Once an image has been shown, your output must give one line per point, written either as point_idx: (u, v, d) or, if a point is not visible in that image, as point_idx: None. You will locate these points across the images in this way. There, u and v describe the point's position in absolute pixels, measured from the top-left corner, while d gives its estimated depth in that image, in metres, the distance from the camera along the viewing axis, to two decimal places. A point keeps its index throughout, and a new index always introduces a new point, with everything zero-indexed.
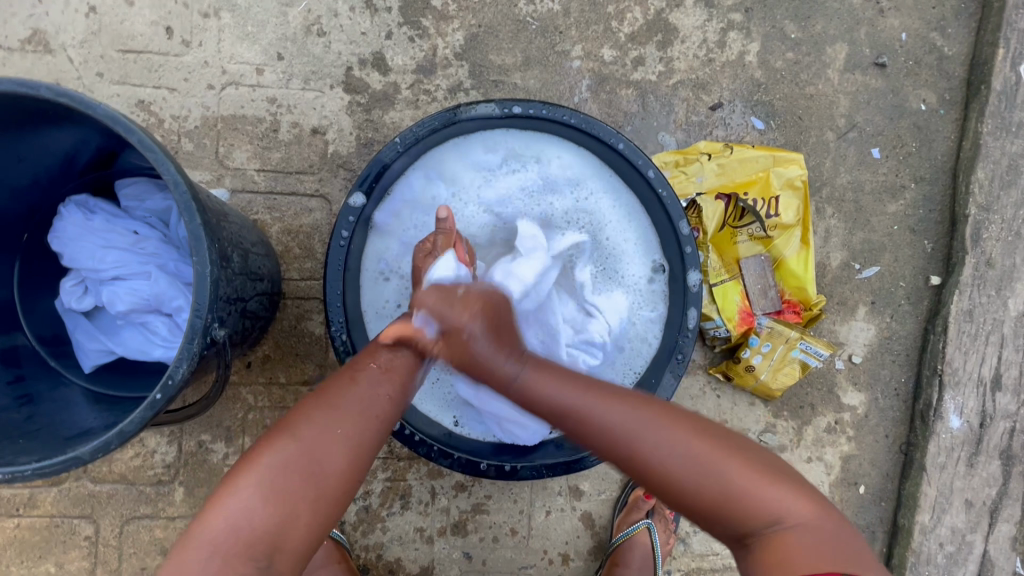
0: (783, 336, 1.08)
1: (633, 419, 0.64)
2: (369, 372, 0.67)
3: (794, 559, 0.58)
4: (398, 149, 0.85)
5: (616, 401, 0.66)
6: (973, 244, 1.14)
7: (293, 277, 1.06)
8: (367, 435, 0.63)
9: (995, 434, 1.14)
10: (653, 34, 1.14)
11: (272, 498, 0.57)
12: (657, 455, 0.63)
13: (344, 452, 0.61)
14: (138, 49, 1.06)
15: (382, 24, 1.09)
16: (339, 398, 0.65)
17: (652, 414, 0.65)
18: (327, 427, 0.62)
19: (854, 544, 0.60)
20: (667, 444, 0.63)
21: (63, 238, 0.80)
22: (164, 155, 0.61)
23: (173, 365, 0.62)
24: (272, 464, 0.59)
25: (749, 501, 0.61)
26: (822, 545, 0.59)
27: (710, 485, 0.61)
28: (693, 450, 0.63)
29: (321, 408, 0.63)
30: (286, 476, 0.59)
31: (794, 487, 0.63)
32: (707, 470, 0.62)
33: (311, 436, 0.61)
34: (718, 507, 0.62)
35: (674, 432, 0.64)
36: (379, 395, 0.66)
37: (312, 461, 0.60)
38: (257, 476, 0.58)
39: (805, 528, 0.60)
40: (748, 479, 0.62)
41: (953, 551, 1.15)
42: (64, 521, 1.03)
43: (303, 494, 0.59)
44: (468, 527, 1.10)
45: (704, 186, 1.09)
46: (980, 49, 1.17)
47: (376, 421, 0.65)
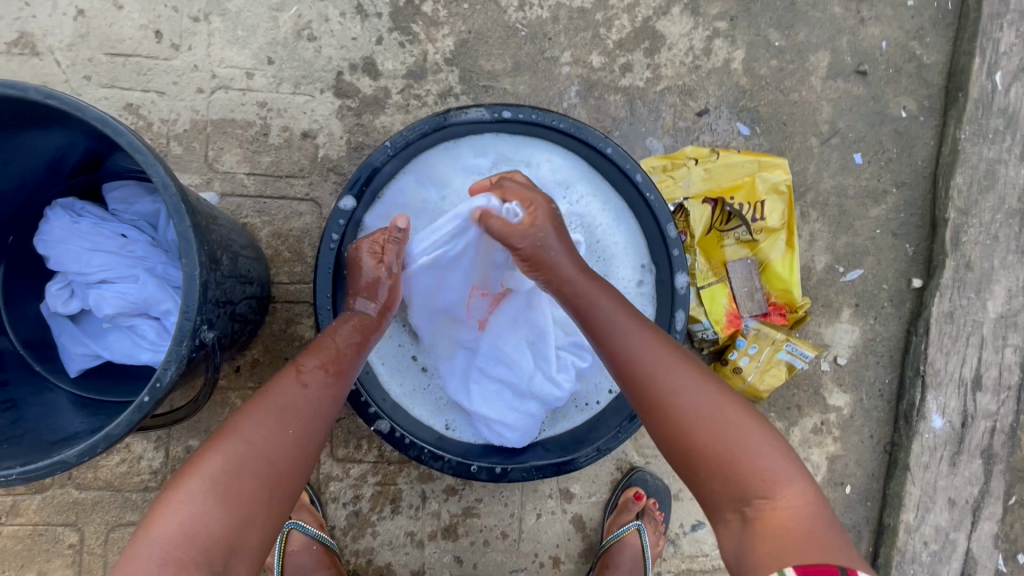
0: (769, 337, 1.10)
1: (665, 362, 0.69)
2: (313, 371, 0.69)
3: (786, 533, 0.60)
4: (388, 152, 0.85)
5: (652, 345, 0.70)
6: (953, 247, 1.17)
7: (283, 281, 1.06)
8: (315, 434, 0.66)
9: (977, 434, 1.17)
10: (641, 41, 1.16)
11: (225, 499, 0.58)
12: (678, 399, 0.67)
13: (295, 450, 0.64)
14: (126, 53, 1.06)
15: (373, 29, 1.10)
16: (285, 399, 0.66)
17: (676, 362, 0.69)
18: (278, 427, 0.64)
19: (839, 531, 0.62)
20: (690, 388, 0.67)
21: (50, 241, 0.80)
22: (154, 157, 0.61)
23: (160, 368, 0.62)
24: (222, 466, 0.60)
25: (752, 465, 0.64)
26: (814, 525, 0.61)
27: (719, 442, 0.65)
28: (708, 397, 0.67)
29: (267, 410, 0.65)
30: (238, 478, 0.60)
31: (794, 465, 0.65)
32: (719, 422, 0.66)
33: (260, 436, 0.63)
34: (724, 464, 0.65)
35: (695, 383, 0.68)
36: (326, 396, 0.69)
37: (263, 460, 0.61)
38: (206, 478, 0.59)
39: (797, 507, 0.62)
40: (758, 442, 0.65)
41: (937, 548, 1.17)
42: (47, 529, 1.02)
43: (256, 495, 0.60)
44: (458, 531, 1.10)
45: (691, 191, 1.11)
46: (957, 58, 1.20)
47: (322, 422, 0.67)
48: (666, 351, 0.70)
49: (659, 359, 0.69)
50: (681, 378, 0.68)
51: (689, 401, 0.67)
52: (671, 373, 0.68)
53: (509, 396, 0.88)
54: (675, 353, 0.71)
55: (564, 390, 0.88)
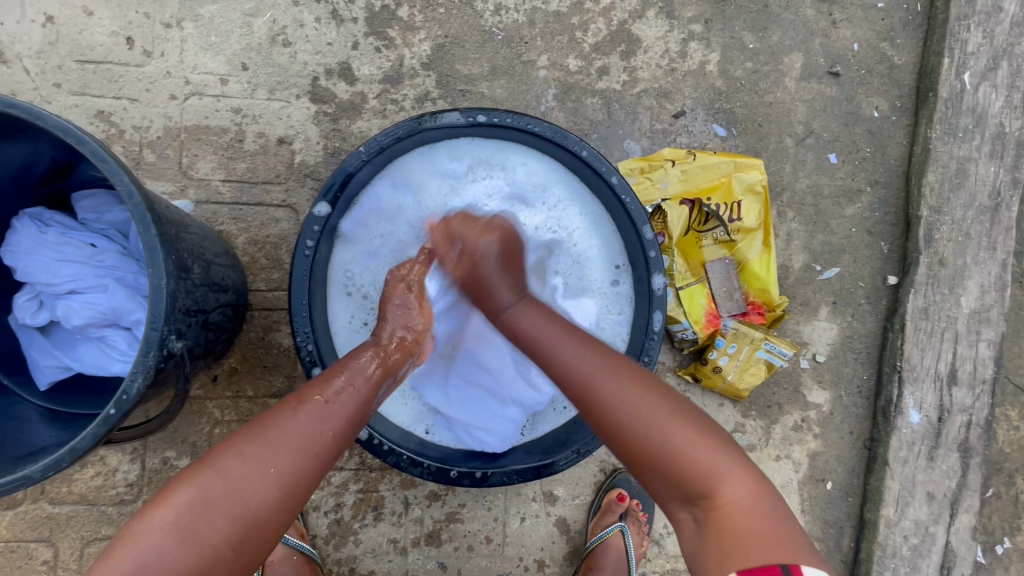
0: (748, 336, 1.11)
1: (594, 370, 0.71)
2: (312, 405, 0.67)
3: (731, 529, 0.59)
4: (362, 158, 0.84)
5: (582, 357, 0.72)
6: (926, 244, 1.19)
7: (260, 288, 1.05)
8: (302, 472, 0.63)
9: (953, 428, 1.18)
10: (617, 44, 1.17)
11: (189, 537, 0.56)
12: (608, 404, 0.68)
13: (273, 491, 0.61)
14: (97, 59, 1.04)
15: (348, 34, 1.09)
16: (275, 433, 0.64)
17: (604, 366, 0.71)
18: (258, 462, 0.61)
19: (791, 527, 0.60)
20: (620, 392, 0.69)
21: (15, 251, 0.78)
22: (119, 167, 0.61)
23: (127, 380, 0.61)
24: (194, 499, 0.58)
25: (691, 465, 0.64)
26: (758, 523, 0.60)
27: (655, 442, 0.65)
28: (636, 399, 0.68)
29: (256, 443, 0.62)
30: (210, 515, 0.57)
31: (737, 461, 0.65)
32: (648, 422, 0.67)
33: (239, 472, 0.60)
34: (660, 465, 0.65)
35: (624, 386, 0.69)
36: (320, 433, 0.65)
37: (237, 499, 0.59)
38: (179, 511, 0.57)
39: (743, 501, 0.62)
40: (693, 442, 0.65)
41: (917, 542, 1.18)
42: (20, 545, 1.00)
43: (225, 534, 0.57)
44: (442, 537, 1.09)
45: (669, 192, 1.12)
46: (927, 59, 1.23)
47: (311, 461, 0.64)
48: (596, 359, 0.72)
49: (594, 368, 0.71)
50: (612, 385, 0.69)
51: (621, 402, 0.68)
52: (605, 381, 0.70)
53: (488, 401, 0.88)
54: (604, 358, 0.73)
55: (545, 394, 0.89)
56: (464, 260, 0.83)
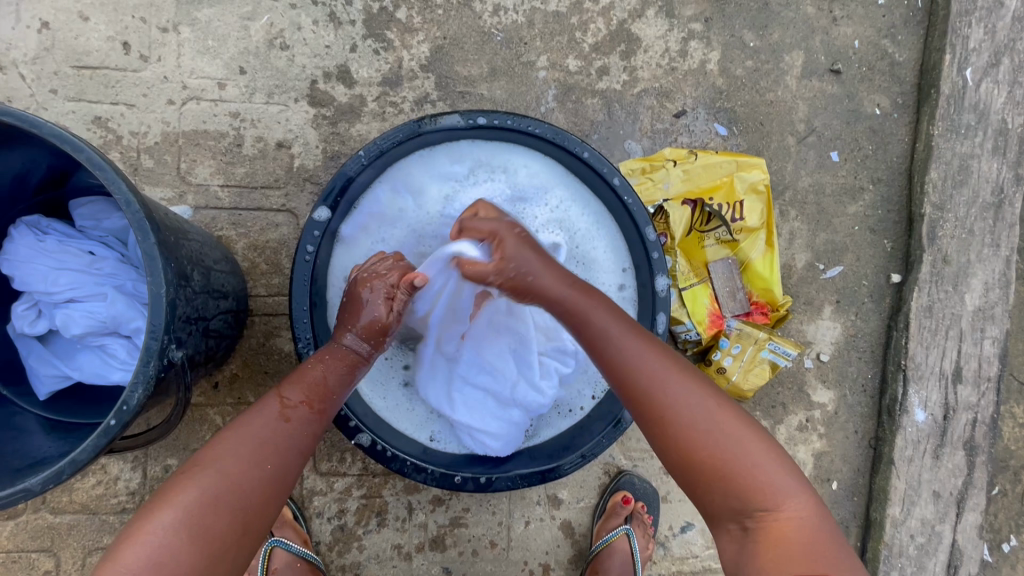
0: (752, 337, 1.10)
1: (661, 373, 0.69)
2: (297, 405, 0.69)
3: (791, 545, 0.60)
4: (362, 161, 0.84)
5: (653, 358, 0.70)
6: (930, 242, 1.18)
7: (260, 294, 1.04)
8: (292, 467, 0.67)
9: (959, 426, 1.17)
10: (617, 44, 1.16)
11: (194, 532, 0.57)
12: (677, 408, 0.67)
13: (268, 488, 0.64)
14: (93, 65, 1.03)
15: (346, 37, 1.09)
16: (264, 430, 0.66)
17: (673, 369, 0.70)
18: (254, 461, 0.64)
19: (843, 547, 0.62)
20: (689, 396, 0.68)
21: (13, 260, 0.77)
22: (116, 174, 0.60)
23: (126, 391, 0.60)
24: (198, 498, 0.59)
25: (752, 479, 0.64)
26: (816, 541, 0.61)
27: (721, 454, 0.65)
28: (706, 407, 0.68)
29: (248, 440, 0.65)
30: (215, 509, 0.59)
31: (795, 479, 0.65)
32: (718, 431, 0.66)
33: (237, 469, 0.63)
34: (719, 476, 0.65)
35: (694, 393, 0.69)
36: (306, 429, 0.69)
37: (240, 493, 0.61)
38: (183, 508, 0.58)
39: (799, 521, 0.62)
40: (761, 455, 0.65)
41: (923, 542, 1.17)
42: (22, 555, 0.99)
43: (231, 528, 0.60)
44: (447, 541, 1.09)
45: (671, 192, 1.11)
46: (928, 55, 1.22)
47: (299, 457, 0.68)
48: (665, 363, 0.70)
49: (663, 372, 0.69)
50: (685, 390, 0.68)
51: (689, 409, 0.67)
52: (677, 385, 0.69)
53: (491, 404, 0.87)
54: (671, 360, 0.71)
55: (548, 396, 0.88)
56: (510, 252, 0.74)
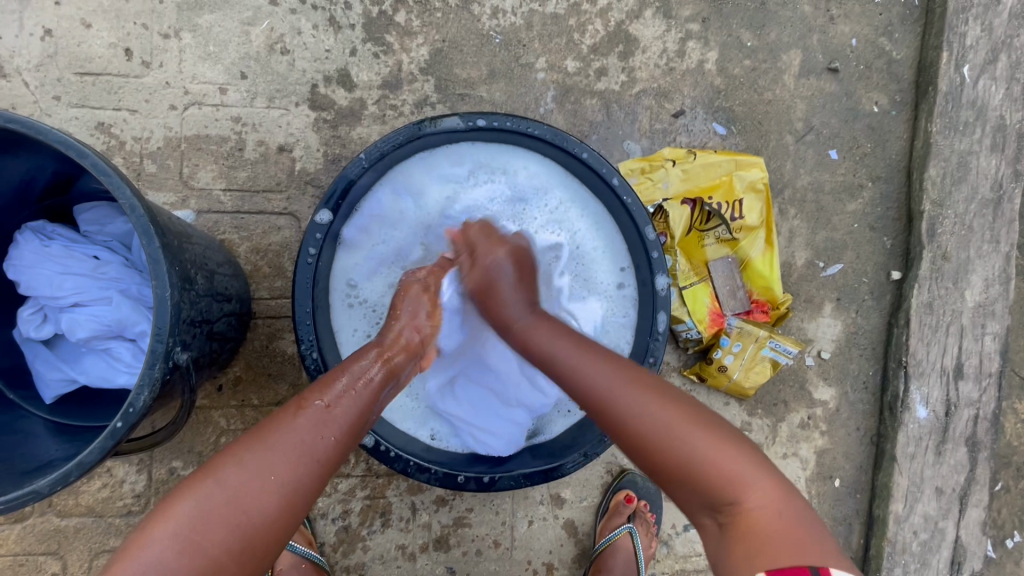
0: (752, 335, 1.10)
1: (614, 382, 0.70)
2: (312, 410, 0.66)
3: (757, 535, 0.60)
4: (362, 164, 0.84)
5: (606, 372, 0.71)
6: (929, 238, 1.18)
7: (263, 297, 1.05)
8: (302, 480, 0.62)
9: (961, 422, 1.17)
10: (615, 45, 1.16)
11: (189, 547, 0.56)
12: (635, 423, 0.68)
13: (274, 499, 0.60)
14: (96, 71, 1.04)
15: (346, 41, 1.09)
16: (275, 438, 0.63)
17: (628, 381, 0.71)
18: (258, 472, 0.60)
19: (817, 528, 0.61)
20: (643, 407, 0.68)
21: (19, 266, 0.78)
22: (121, 179, 0.61)
23: (133, 393, 0.61)
24: (196, 512, 0.57)
25: (717, 478, 0.64)
26: (787, 526, 0.60)
27: (683, 450, 0.65)
28: (660, 415, 0.68)
29: (255, 449, 0.62)
30: (210, 523, 0.57)
31: (761, 467, 0.65)
32: (675, 434, 0.66)
33: (238, 480, 0.60)
34: (687, 479, 0.65)
35: (652, 401, 0.69)
36: (320, 439, 0.64)
37: (238, 507, 0.58)
38: (179, 521, 0.57)
39: (768, 510, 0.62)
40: (719, 452, 0.65)
41: (927, 538, 1.17)
42: (29, 558, 1.00)
43: (224, 545, 0.57)
44: (450, 541, 1.09)
45: (670, 192, 1.11)
46: (926, 53, 1.22)
47: (311, 467, 0.63)
48: (617, 375, 0.71)
49: (616, 384, 0.70)
50: (637, 399, 0.69)
51: (650, 420, 0.67)
52: (630, 396, 0.69)
53: (495, 404, 0.89)
54: (628, 373, 0.72)
55: (550, 395, 0.90)
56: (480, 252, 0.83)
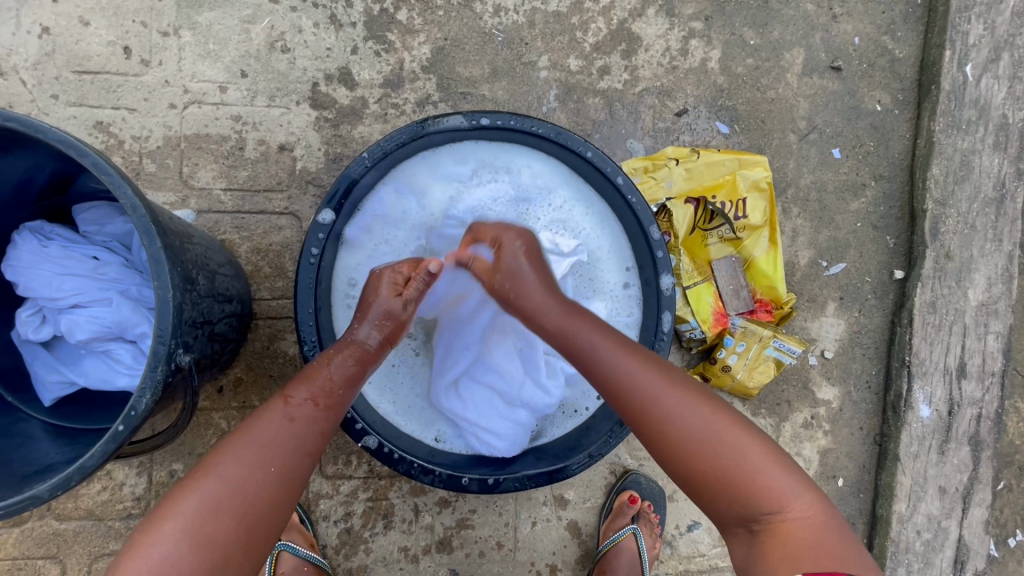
0: (756, 335, 1.10)
1: (653, 382, 0.70)
2: (301, 405, 0.68)
3: (796, 544, 0.60)
4: (366, 163, 0.84)
5: (644, 369, 0.71)
6: (932, 237, 1.18)
7: (264, 297, 1.04)
8: (299, 468, 0.65)
9: (964, 422, 1.17)
10: (617, 43, 1.16)
11: (198, 541, 0.56)
12: (675, 420, 0.67)
13: (275, 488, 0.62)
14: (95, 70, 1.03)
15: (347, 39, 1.08)
16: (265, 433, 0.64)
17: (665, 381, 0.70)
18: (257, 464, 0.62)
19: (852, 542, 0.61)
20: (682, 408, 0.68)
21: (17, 267, 0.77)
22: (121, 179, 0.60)
23: (135, 396, 0.60)
24: (200, 509, 0.57)
25: (756, 484, 0.63)
26: (825, 538, 0.60)
27: (723, 456, 0.65)
28: (701, 416, 0.67)
29: (248, 445, 0.63)
30: (216, 517, 0.58)
31: (797, 477, 0.65)
32: (716, 439, 0.65)
33: (237, 473, 0.61)
34: (724, 484, 0.64)
35: (692, 403, 0.68)
36: (311, 430, 0.67)
37: (242, 499, 0.60)
38: (184, 518, 0.57)
39: (806, 520, 0.62)
40: (760, 459, 0.65)
41: (930, 538, 1.17)
42: (27, 562, 0.99)
43: (234, 535, 0.58)
44: (453, 543, 1.08)
45: (673, 191, 1.11)
46: (928, 51, 1.22)
47: (306, 457, 0.66)
48: (655, 373, 0.70)
49: (657, 383, 0.70)
50: (677, 399, 0.68)
51: (692, 421, 0.67)
52: (670, 395, 0.69)
53: (498, 403, 0.88)
54: (665, 373, 0.71)
55: (554, 395, 0.87)
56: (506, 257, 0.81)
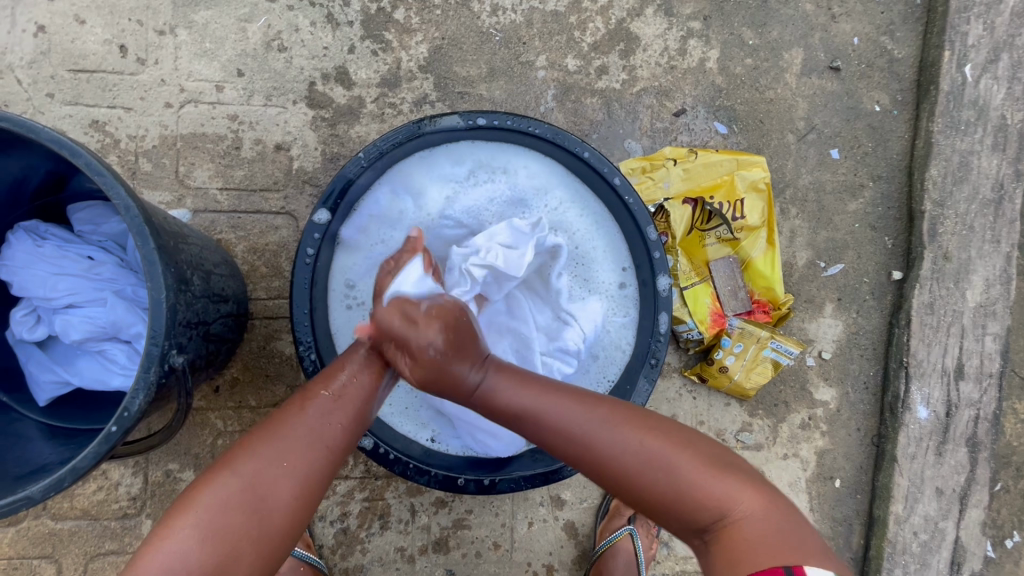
0: (754, 336, 1.09)
1: (585, 424, 0.68)
2: (319, 400, 0.67)
3: (741, 546, 0.59)
4: (362, 163, 0.85)
5: (573, 410, 0.69)
6: (931, 238, 1.18)
7: (261, 297, 1.04)
8: (315, 465, 0.63)
9: (961, 423, 1.17)
10: (616, 43, 1.16)
11: (207, 537, 0.56)
12: (609, 456, 0.66)
13: (288, 484, 0.60)
14: (90, 68, 1.03)
15: (344, 38, 1.08)
16: (285, 428, 0.64)
17: (599, 415, 0.69)
18: (271, 459, 0.61)
19: (806, 532, 0.61)
20: (615, 442, 0.66)
21: (11, 266, 0.77)
22: (115, 179, 0.60)
23: (128, 397, 0.60)
24: (214, 503, 0.57)
25: (698, 497, 0.63)
26: (773, 533, 0.60)
27: (661, 479, 0.64)
28: (635, 444, 0.66)
29: (267, 441, 0.63)
30: (227, 512, 0.57)
31: (739, 479, 0.64)
32: (650, 463, 0.65)
33: (252, 469, 0.60)
34: (668, 505, 0.64)
35: (626, 431, 0.67)
36: (329, 425, 0.65)
37: (255, 495, 0.59)
38: (197, 513, 0.57)
39: (753, 519, 0.61)
40: (697, 471, 0.64)
41: (927, 539, 1.17)
42: (23, 562, 0.99)
43: (244, 531, 0.57)
44: (450, 543, 1.08)
45: (671, 191, 1.11)
46: (927, 52, 1.22)
47: (323, 454, 0.64)
48: (585, 413, 0.69)
49: (588, 424, 0.68)
50: (610, 434, 0.67)
51: (626, 454, 0.66)
52: (602, 432, 0.67)
53: None
54: (598, 406, 0.70)
55: None
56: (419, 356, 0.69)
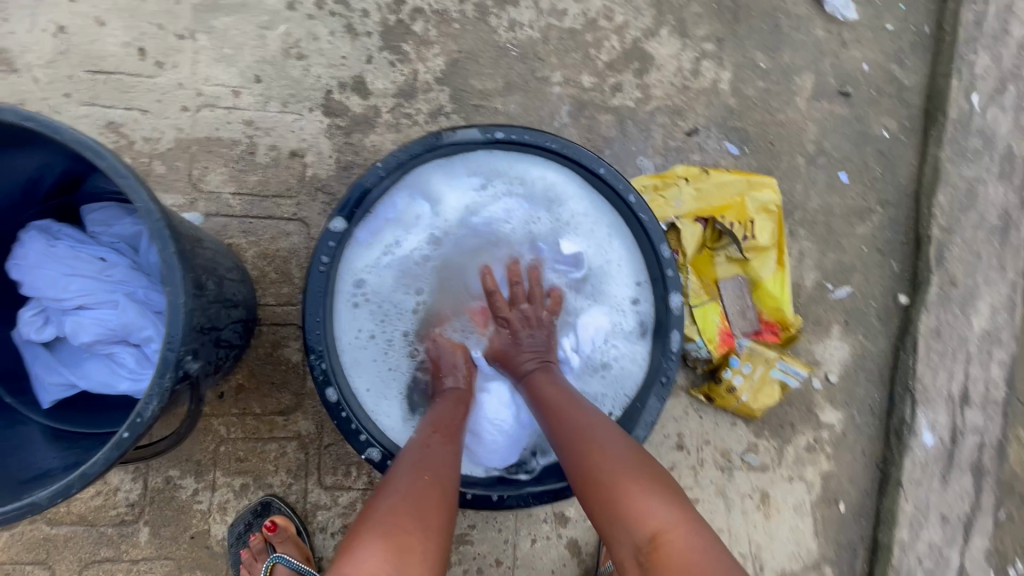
0: (762, 356, 1.11)
1: (566, 417, 0.73)
2: (431, 438, 0.71)
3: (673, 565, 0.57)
4: (380, 173, 0.84)
5: (559, 405, 0.75)
6: (937, 264, 1.19)
7: (269, 303, 1.03)
8: (448, 486, 0.65)
9: (965, 449, 1.18)
10: (630, 62, 1.17)
11: (389, 540, 0.56)
12: (576, 448, 0.69)
13: (438, 495, 0.63)
14: (108, 70, 1.03)
15: (363, 48, 1.09)
16: (411, 458, 0.67)
17: (576, 415, 0.73)
18: (412, 477, 0.64)
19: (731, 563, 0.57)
20: (584, 440, 0.70)
21: (24, 265, 0.76)
22: (137, 181, 0.59)
23: (141, 403, 0.59)
24: (380, 514, 0.59)
25: (634, 508, 0.62)
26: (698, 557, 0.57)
27: (609, 478, 0.65)
28: (599, 444, 0.69)
29: (399, 468, 0.66)
30: (392, 517, 0.58)
31: (673, 500, 0.63)
32: (604, 464, 0.66)
33: (400, 487, 0.62)
34: (612, 509, 0.63)
35: (592, 432, 0.71)
36: (446, 453, 0.70)
37: (410, 503, 0.60)
38: (371, 527, 0.57)
39: (682, 541, 0.59)
40: (638, 485, 0.64)
41: (931, 566, 1.17)
42: (15, 568, 0.96)
43: (415, 537, 0.57)
44: (451, 558, 1.07)
45: (682, 210, 1.10)
46: (935, 80, 1.24)
47: (449, 477, 0.66)
48: (567, 409, 0.74)
49: (565, 417, 0.73)
50: (581, 430, 0.71)
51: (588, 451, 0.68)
52: (574, 426, 0.72)
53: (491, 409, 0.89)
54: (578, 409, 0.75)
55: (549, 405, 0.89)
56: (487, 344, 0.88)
